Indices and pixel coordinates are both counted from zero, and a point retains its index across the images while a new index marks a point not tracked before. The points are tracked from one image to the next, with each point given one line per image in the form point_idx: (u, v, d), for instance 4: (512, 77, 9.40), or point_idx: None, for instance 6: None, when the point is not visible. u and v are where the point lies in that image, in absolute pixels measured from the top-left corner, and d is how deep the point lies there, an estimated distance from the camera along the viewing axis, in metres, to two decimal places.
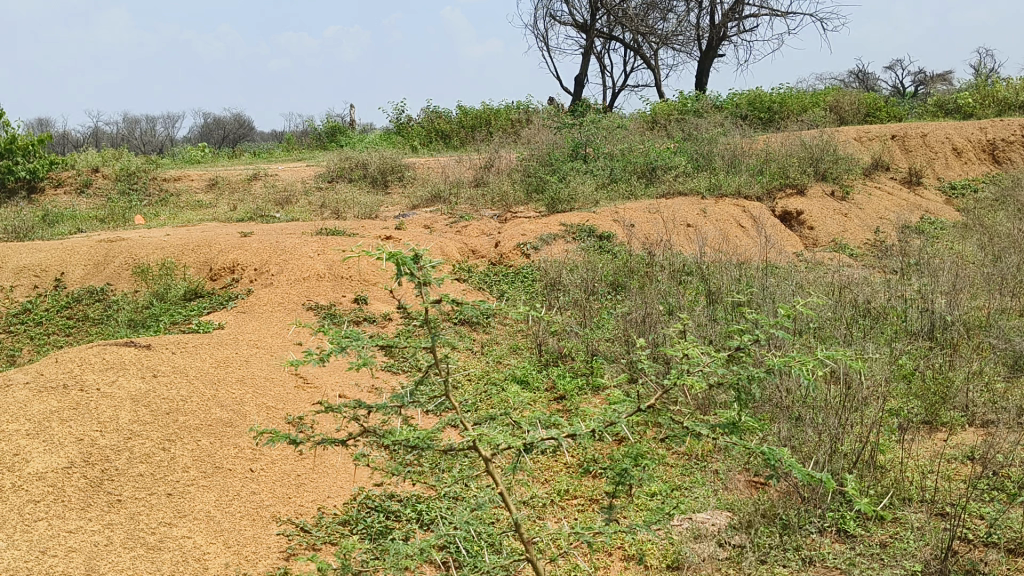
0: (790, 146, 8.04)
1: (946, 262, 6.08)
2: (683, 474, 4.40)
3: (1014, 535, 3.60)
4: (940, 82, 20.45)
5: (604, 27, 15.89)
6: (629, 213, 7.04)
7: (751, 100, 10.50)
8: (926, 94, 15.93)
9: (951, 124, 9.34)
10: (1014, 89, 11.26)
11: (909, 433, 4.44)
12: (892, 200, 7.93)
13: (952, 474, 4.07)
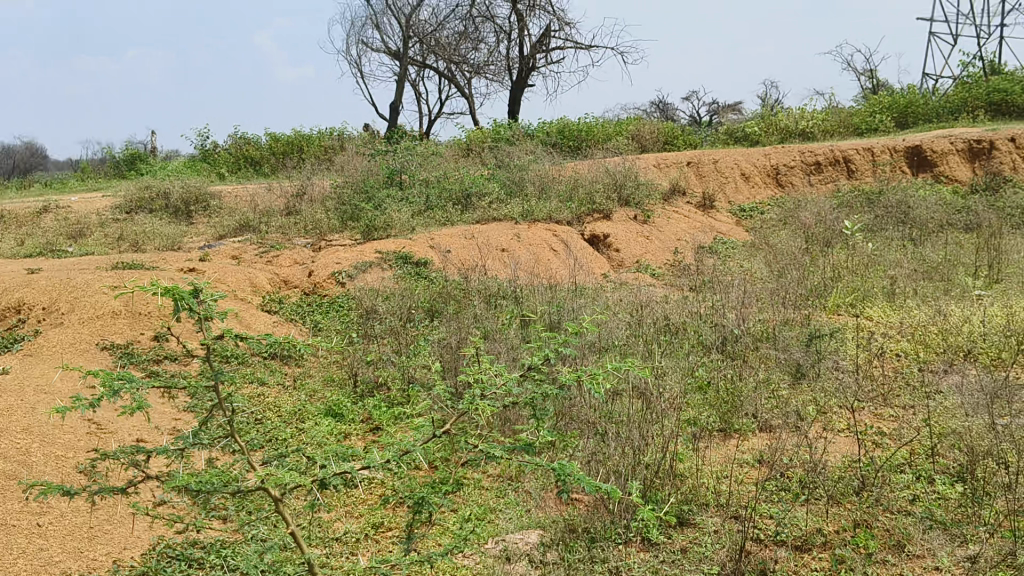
0: (596, 173, 8.39)
1: (736, 280, 6.51)
2: (497, 496, 4.38)
3: (799, 532, 3.85)
4: (731, 112, 22.10)
5: (417, 55, 16.01)
6: (444, 239, 7.10)
7: (559, 129, 10.89)
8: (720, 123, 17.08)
9: (740, 151, 10.03)
10: (793, 118, 12.28)
11: (705, 442, 4.69)
12: (688, 223, 8.43)
13: (743, 478, 4.33)
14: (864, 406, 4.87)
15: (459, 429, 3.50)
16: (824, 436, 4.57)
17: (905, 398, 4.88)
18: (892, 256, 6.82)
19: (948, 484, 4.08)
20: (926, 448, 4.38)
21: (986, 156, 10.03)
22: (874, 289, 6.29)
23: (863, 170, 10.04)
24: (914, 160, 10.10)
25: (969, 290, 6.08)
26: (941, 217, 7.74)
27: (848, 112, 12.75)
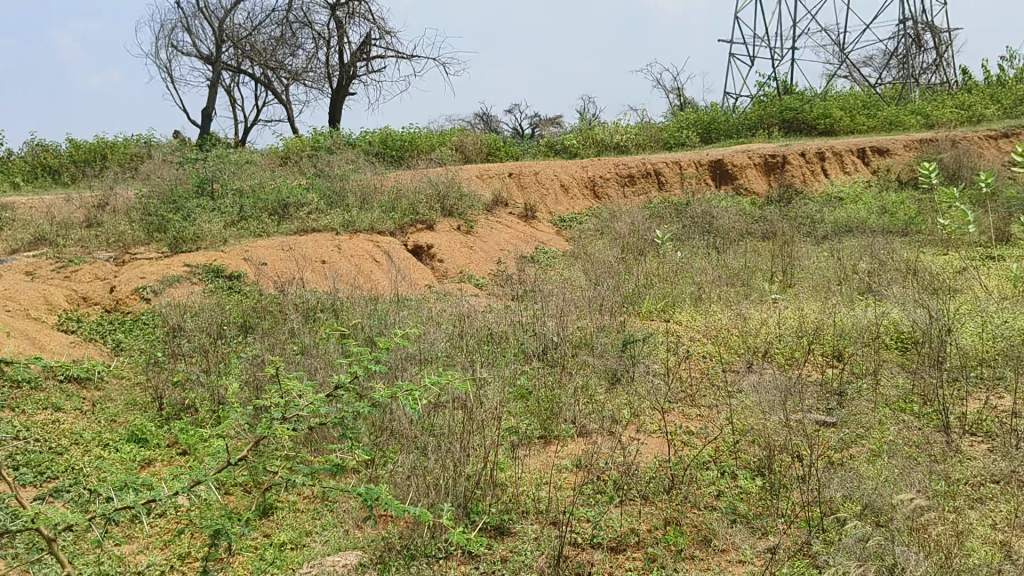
0: (419, 183, 8.35)
1: (555, 288, 6.65)
2: (314, 519, 4.18)
3: (615, 534, 3.91)
4: (552, 125, 22.74)
5: (232, 60, 15.39)
6: (259, 251, 6.82)
7: (382, 139, 10.79)
8: (541, 136, 17.55)
9: (558, 163, 10.30)
10: (608, 132, 12.79)
11: (525, 450, 4.73)
12: (510, 232, 8.55)
13: (562, 484, 4.36)
14: (673, 407, 5.08)
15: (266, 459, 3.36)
16: (637, 438, 4.71)
17: (711, 397, 5.13)
18: (698, 263, 7.20)
19: (749, 478, 4.28)
20: (729, 445, 4.60)
21: (779, 170, 10.83)
22: (682, 295, 6.60)
23: (671, 182, 10.56)
24: (717, 173, 10.74)
25: (765, 294, 6.50)
26: (742, 226, 8.26)
27: (658, 127, 13.44)
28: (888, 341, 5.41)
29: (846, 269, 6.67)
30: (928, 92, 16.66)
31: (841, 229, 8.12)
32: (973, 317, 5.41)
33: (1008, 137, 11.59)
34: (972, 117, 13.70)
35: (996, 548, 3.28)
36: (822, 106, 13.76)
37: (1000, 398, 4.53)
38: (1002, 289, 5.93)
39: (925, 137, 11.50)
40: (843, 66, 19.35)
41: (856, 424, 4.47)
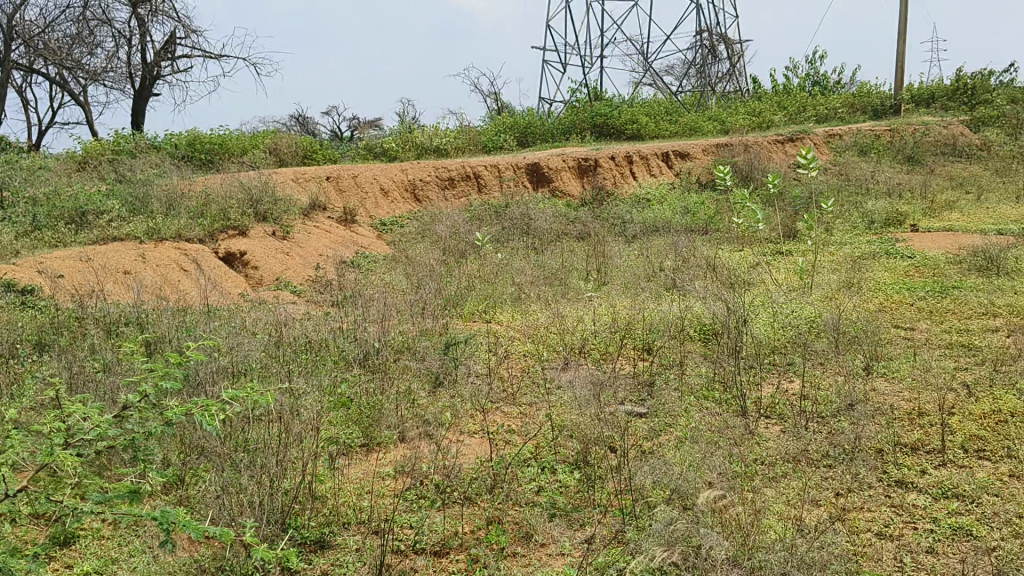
0: (230, 188, 8.00)
1: (375, 293, 6.56)
2: (121, 545, 3.88)
3: (437, 537, 3.88)
4: (371, 128, 22.53)
5: (20, 58, 14.15)
6: (54, 262, 6.30)
7: (191, 142, 10.27)
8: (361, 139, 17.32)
9: (377, 166, 10.18)
10: (427, 135, 12.83)
11: (345, 459, 4.60)
12: (329, 237, 8.36)
13: (384, 492, 4.28)
14: (495, 407, 5.14)
15: (57, 495, 3.16)
16: (458, 441, 4.71)
17: (530, 395, 5.22)
18: (516, 264, 7.34)
19: (568, 472, 4.37)
20: (548, 441, 4.69)
21: (592, 172, 11.23)
22: (502, 296, 6.71)
23: (490, 185, 10.71)
24: (534, 176, 11.01)
25: (580, 293, 6.72)
26: (558, 227, 8.50)
27: (477, 131, 13.62)
28: (692, 333, 5.72)
29: (653, 267, 7.01)
30: (724, 100, 17.92)
31: (648, 229, 8.54)
32: (765, 308, 5.82)
33: (793, 141, 12.62)
34: (761, 123, 14.83)
35: (789, 523, 3.49)
36: (630, 112, 14.47)
37: (790, 382, 4.88)
38: (789, 281, 6.43)
39: (722, 142, 12.33)
40: (648, 74, 20.44)
41: (664, 414, 4.67)
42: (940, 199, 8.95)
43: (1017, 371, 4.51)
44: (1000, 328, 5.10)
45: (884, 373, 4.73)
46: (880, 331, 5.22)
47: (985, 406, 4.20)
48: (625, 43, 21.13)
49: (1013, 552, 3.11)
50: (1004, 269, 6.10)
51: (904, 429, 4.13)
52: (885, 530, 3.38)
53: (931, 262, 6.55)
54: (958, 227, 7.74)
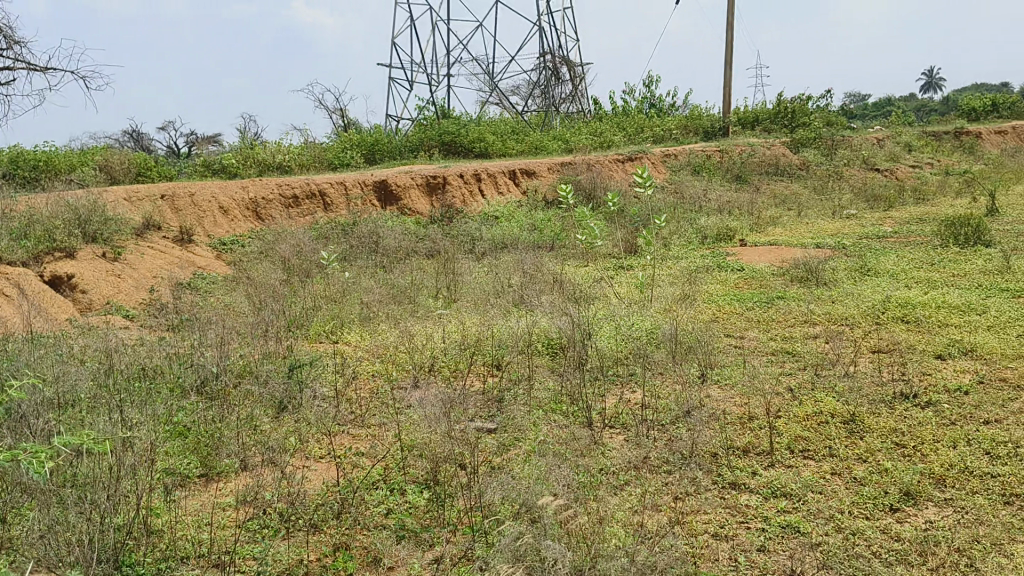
0: (55, 207, 7.47)
1: (214, 316, 6.29)
2: None
3: (282, 566, 3.71)
4: (209, 144, 21.66)
5: None
6: None
7: (11, 158, 9.53)
8: (200, 155, 16.64)
9: (216, 184, 9.79)
10: (270, 152, 12.49)
11: (182, 491, 4.34)
12: (164, 258, 7.95)
13: (225, 522, 4.06)
14: (342, 430, 5.01)
15: None
16: (303, 466, 4.55)
17: (378, 416, 5.13)
18: (364, 283, 7.23)
19: (417, 493, 4.31)
20: (397, 461, 4.61)
21: (440, 191, 11.24)
22: (349, 316, 6.58)
23: (337, 203, 10.51)
24: (381, 194, 10.89)
25: (429, 310, 6.70)
26: (406, 245, 8.46)
27: (322, 148, 13.38)
28: (540, 348, 5.82)
29: (501, 283, 7.09)
30: (568, 120, 18.48)
31: (496, 246, 8.64)
32: (607, 321, 5.99)
33: (632, 160, 13.12)
34: (602, 143, 15.38)
35: (632, 530, 3.57)
36: (477, 130, 14.63)
37: (632, 392, 5.03)
38: (630, 295, 6.66)
39: (566, 160, 12.65)
40: (494, 94, 20.78)
41: (513, 428, 4.70)
42: (766, 216, 9.56)
43: (835, 375, 4.83)
44: (819, 335, 5.48)
45: (718, 381, 4.97)
46: (713, 341, 5.48)
47: (807, 408, 4.45)
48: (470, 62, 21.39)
49: (835, 545, 3.28)
50: (822, 279, 6.58)
51: (736, 434, 4.33)
52: (720, 531, 3.52)
53: (758, 275, 6.97)
54: (781, 241, 8.29)
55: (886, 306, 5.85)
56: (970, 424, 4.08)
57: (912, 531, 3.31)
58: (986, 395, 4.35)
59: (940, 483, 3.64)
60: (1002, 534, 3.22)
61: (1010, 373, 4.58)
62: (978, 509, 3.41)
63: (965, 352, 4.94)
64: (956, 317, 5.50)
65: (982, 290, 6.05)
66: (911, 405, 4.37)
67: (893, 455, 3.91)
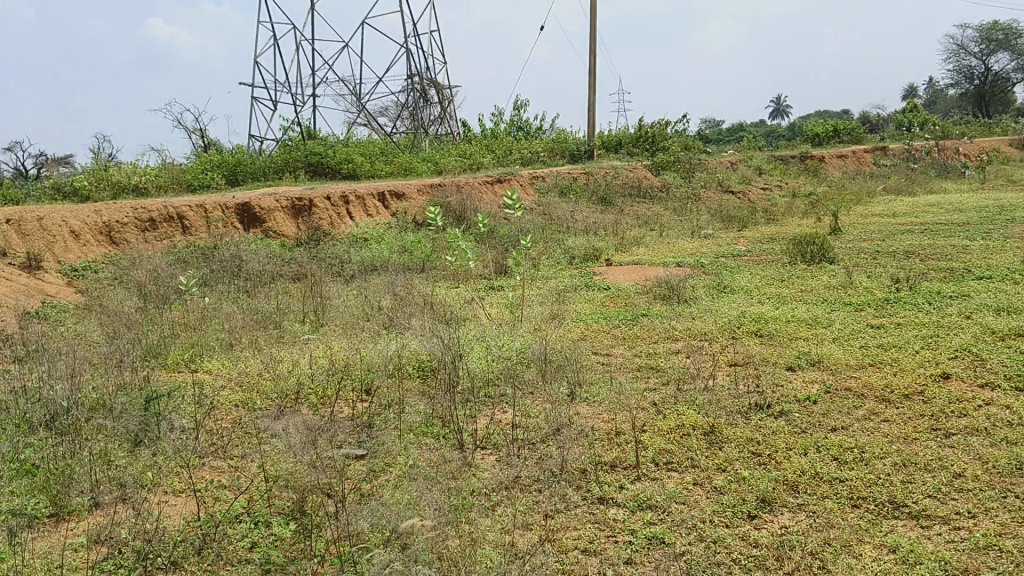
0: None
1: (65, 346, 5.89)
2: None
3: None
4: (60, 166, 20.48)
5: None
6: None
7: None
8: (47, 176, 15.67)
9: (66, 207, 9.22)
10: (126, 173, 11.91)
11: (29, 533, 3.99)
12: (9, 286, 7.41)
13: (77, 564, 3.75)
14: (204, 462, 4.78)
15: None
16: (162, 501, 4.30)
17: (242, 447, 4.93)
18: (227, 309, 6.98)
19: (283, 524, 4.12)
20: (263, 492, 4.42)
21: (307, 213, 11.00)
22: (211, 344, 6.32)
23: (198, 227, 10.12)
24: (245, 217, 10.56)
25: (296, 336, 6.53)
26: (271, 269, 8.23)
27: (182, 170, 12.88)
28: (410, 371, 5.77)
29: (370, 307, 7.00)
30: (437, 142, 18.56)
31: (366, 269, 8.53)
32: (478, 342, 6.01)
33: (501, 182, 13.27)
34: (471, 165, 15.51)
35: (504, 549, 3.55)
36: (345, 151, 14.46)
37: (502, 413, 5.05)
38: (500, 315, 6.71)
39: (435, 182, 12.67)
40: (362, 115, 20.65)
41: (382, 454, 4.61)
42: (630, 235, 9.87)
43: (696, 389, 5.01)
44: (680, 351, 5.69)
45: (586, 399, 5.06)
46: (581, 359, 5.59)
47: (671, 422, 4.59)
48: (338, 83, 21.19)
49: (698, 555, 3.36)
50: (683, 297, 6.84)
51: (604, 449, 4.41)
52: (590, 546, 3.56)
53: (623, 293, 7.17)
54: (644, 260, 8.58)
55: (741, 321, 6.13)
56: (819, 432, 4.31)
57: (769, 537, 3.43)
58: (833, 404, 4.62)
59: (794, 490, 3.81)
60: (851, 536, 3.37)
61: (853, 382, 4.89)
62: (829, 512, 3.57)
63: (813, 363, 5.24)
64: (804, 330, 5.83)
65: (827, 304, 6.44)
66: (766, 415, 4.59)
67: (751, 464, 4.08)
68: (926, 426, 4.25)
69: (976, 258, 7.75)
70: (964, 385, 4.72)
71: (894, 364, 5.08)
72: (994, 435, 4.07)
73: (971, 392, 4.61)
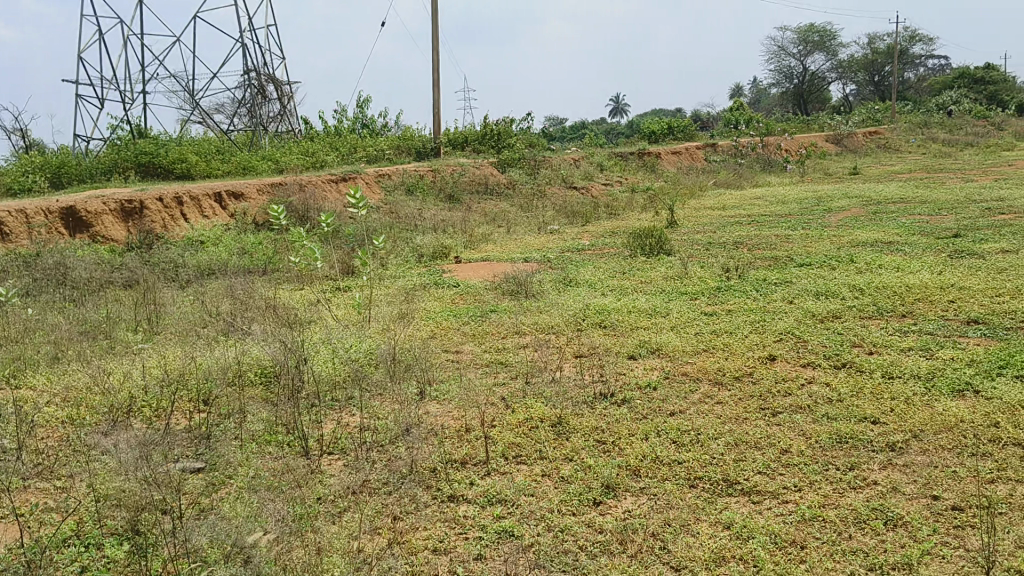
0: None
1: None
2: None
3: None
4: None
5: None
6: None
7: None
8: None
9: None
10: None
11: None
12: None
13: None
14: (25, 486, 4.40)
15: None
16: None
17: (69, 466, 4.56)
18: (50, 320, 6.48)
19: (117, 546, 3.79)
20: (93, 513, 4.06)
21: (138, 216, 10.39)
22: (33, 357, 5.85)
23: (15, 232, 9.35)
24: (69, 221, 9.85)
25: (129, 345, 6.14)
26: (100, 276, 7.72)
27: None
28: (252, 377, 5.55)
29: (209, 312, 6.69)
30: (278, 140, 18.03)
31: (204, 273, 8.16)
32: (323, 345, 5.86)
33: (345, 181, 13.00)
34: (315, 163, 15.16)
35: (352, 554, 3.45)
36: (180, 150, 13.78)
37: (350, 415, 4.95)
38: (347, 316, 6.58)
39: (276, 181, 12.29)
40: (197, 112, 19.77)
41: (223, 466, 4.40)
42: (478, 232, 9.93)
43: (543, 381, 5.09)
44: (528, 344, 5.76)
45: (435, 397, 5.03)
46: (429, 357, 5.56)
47: (519, 416, 4.63)
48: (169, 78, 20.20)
49: (546, 545, 3.40)
50: (530, 291, 6.95)
51: (454, 447, 4.39)
52: (440, 545, 3.52)
53: (471, 290, 7.20)
54: (491, 257, 8.64)
55: (586, 313, 6.29)
56: (659, 417, 4.47)
57: (613, 522, 3.51)
58: (672, 389, 4.80)
59: (636, 474, 3.93)
60: (689, 516, 3.50)
61: (689, 367, 5.11)
62: (669, 494, 3.70)
63: (653, 351, 5.44)
64: (644, 320, 6.04)
65: (666, 294, 6.71)
66: (610, 404, 4.71)
67: (596, 453, 4.17)
68: (756, 406, 4.49)
69: (797, 247, 8.30)
70: (788, 365, 5.04)
71: (726, 349, 5.34)
72: (816, 411, 4.35)
73: (794, 372, 4.91)
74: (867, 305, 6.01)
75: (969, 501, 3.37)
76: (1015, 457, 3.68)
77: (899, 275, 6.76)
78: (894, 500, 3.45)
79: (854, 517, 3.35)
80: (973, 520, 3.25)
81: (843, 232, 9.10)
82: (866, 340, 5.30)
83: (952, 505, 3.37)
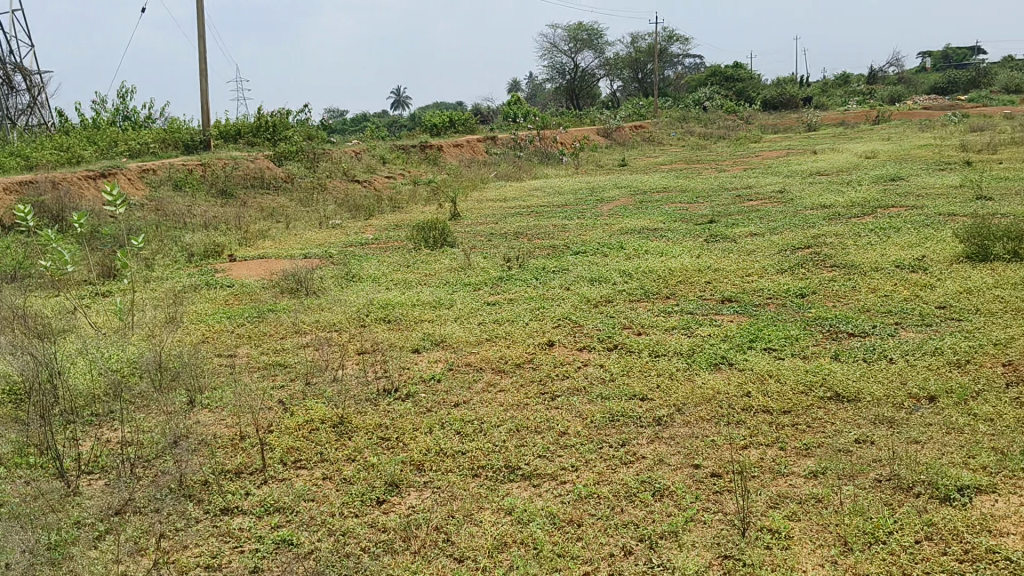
0: None
1: None
2: None
3: None
4: None
5: None
6: None
7: None
8: None
9: None
10: None
11: None
12: None
13: None
14: None
15: None
16: None
17: None
18: None
19: None
20: None
21: None
22: None
23: None
24: None
25: None
26: None
27: None
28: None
29: None
30: (28, 134, 16.35)
31: None
32: (81, 356, 5.35)
33: (105, 177, 11.95)
34: (72, 159, 13.88)
35: None
36: None
37: (111, 431, 4.53)
38: (109, 323, 6.04)
39: (24, 179, 11.10)
40: None
41: None
42: (254, 229, 9.51)
43: (324, 381, 4.93)
44: (308, 344, 5.57)
45: (207, 405, 4.73)
46: (201, 363, 5.23)
47: (298, 419, 4.45)
48: None
49: (327, 549, 3.27)
50: (310, 289, 6.73)
51: (227, 457, 4.14)
52: (213, 562, 3.29)
53: (247, 289, 6.86)
54: (270, 254, 8.30)
55: (369, 308, 6.17)
56: (443, 409, 4.46)
57: (396, 520, 3.44)
58: (455, 380, 4.81)
59: (420, 469, 3.89)
60: (471, 505, 3.50)
61: (472, 357, 5.14)
62: (452, 486, 3.69)
63: (436, 343, 5.43)
64: (427, 313, 6.02)
65: (450, 286, 6.73)
66: (393, 400, 4.64)
67: (378, 450, 4.09)
68: (536, 391, 4.59)
69: (572, 235, 8.62)
70: (566, 350, 5.20)
71: (507, 337, 5.43)
72: (591, 392, 4.52)
73: (571, 356, 5.08)
74: (634, 289, 6.34)
75: (726, 467, 3.62)
76: (764, 424, 4.00)
77: (663, 259, 7.20)
78: (660, 472, 3.64)
79: (625, 492, 3.50)
80: (729, 484, 3.49)
81: (614, 220, 9.59)
82: (635, 322, 5.58)
83: (712, 472, 3.60)
